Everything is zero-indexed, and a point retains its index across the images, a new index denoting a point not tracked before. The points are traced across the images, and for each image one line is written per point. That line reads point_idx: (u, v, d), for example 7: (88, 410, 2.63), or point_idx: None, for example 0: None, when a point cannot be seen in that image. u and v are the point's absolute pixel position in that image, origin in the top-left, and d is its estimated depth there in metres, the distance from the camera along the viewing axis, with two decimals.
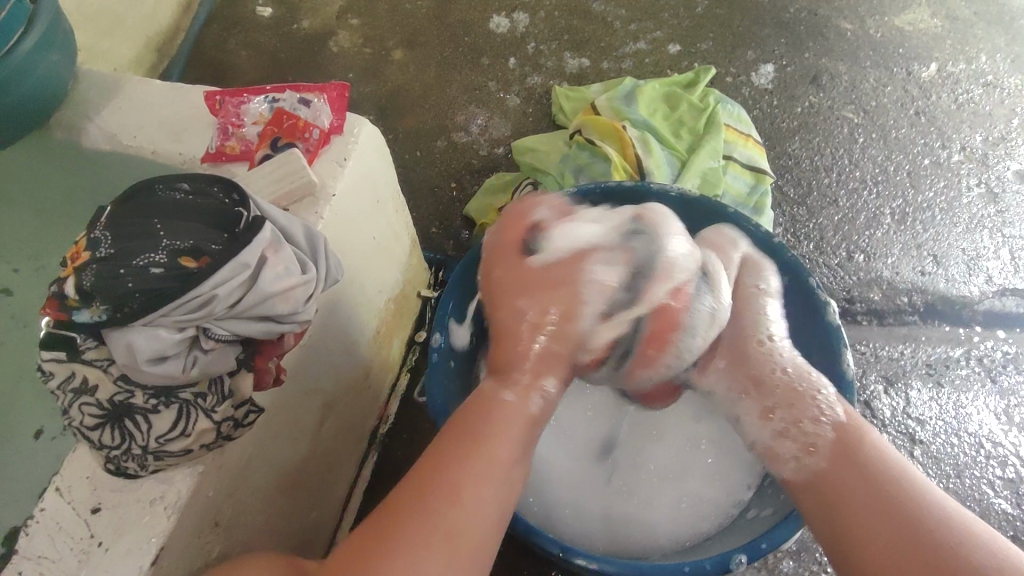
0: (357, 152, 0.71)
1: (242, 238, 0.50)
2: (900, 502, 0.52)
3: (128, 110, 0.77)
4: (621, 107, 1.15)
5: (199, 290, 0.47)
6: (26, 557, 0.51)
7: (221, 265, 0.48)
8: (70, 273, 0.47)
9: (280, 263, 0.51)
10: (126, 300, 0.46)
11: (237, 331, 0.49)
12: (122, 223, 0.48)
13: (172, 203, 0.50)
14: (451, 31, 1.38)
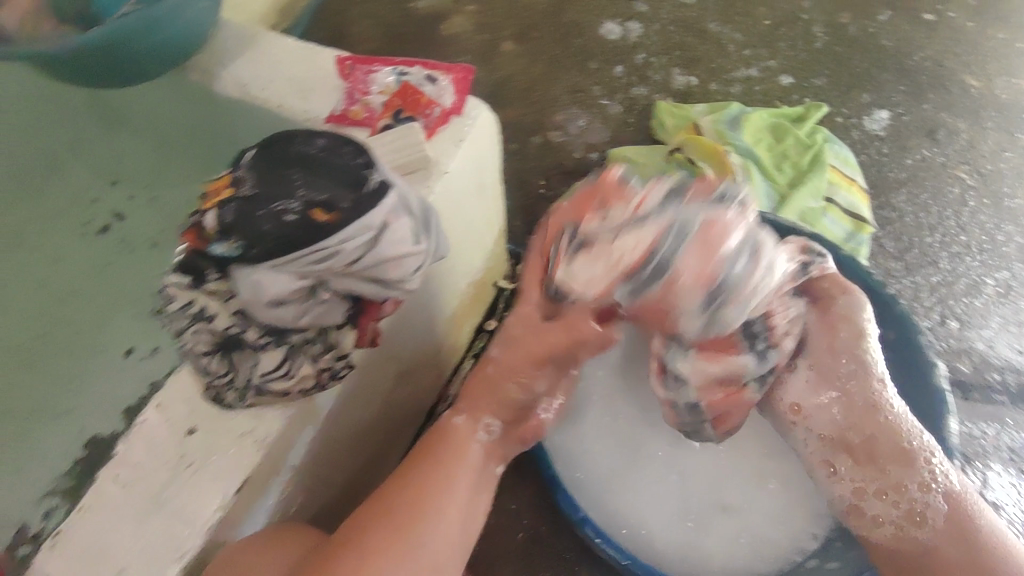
0: (471, 135, 0.72)
1: (371, 199, 0.51)
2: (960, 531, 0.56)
3: (261, 62, 0.81)
4: (726, 132, 1.13)
5: (329, 243, 0.49)
6: (121, 464, 0.54)
7: (348, 224, 0.49)
8: (210, 206, 0.50)
9: (398, 231, 0.52)
10: (258, 241, 0.48)
11: (350, 288, 0.52)
12: (263, 168, 0.51)
13: (308, 156, 0.52)
14: (564, 31, 1.39)
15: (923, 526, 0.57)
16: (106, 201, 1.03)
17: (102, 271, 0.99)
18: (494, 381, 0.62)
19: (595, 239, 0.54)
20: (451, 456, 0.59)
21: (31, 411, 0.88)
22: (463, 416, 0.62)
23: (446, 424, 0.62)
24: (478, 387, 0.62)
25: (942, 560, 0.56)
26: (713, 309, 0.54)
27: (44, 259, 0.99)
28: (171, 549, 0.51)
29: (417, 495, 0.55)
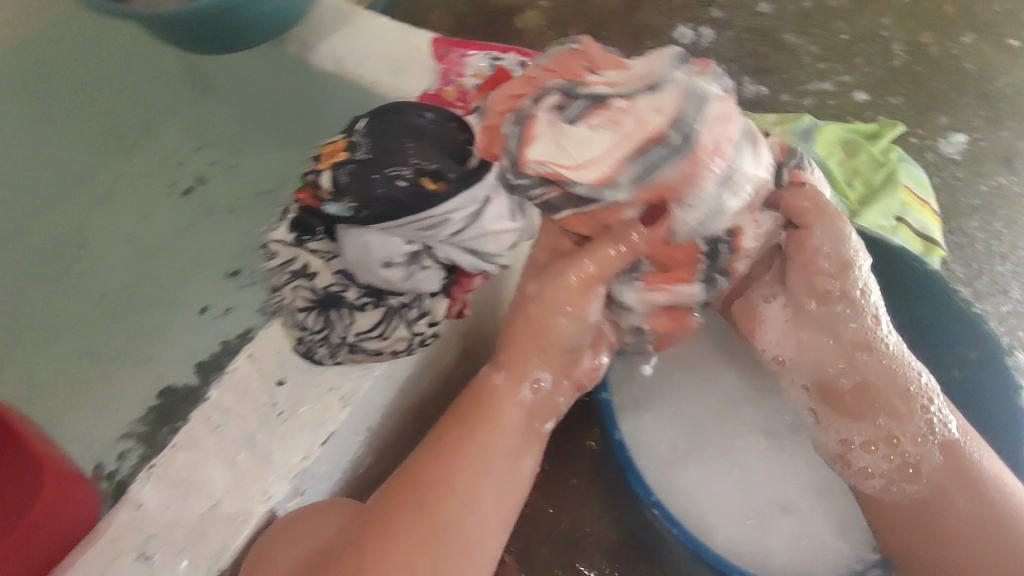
0: None
1: (477, 171, 0.52)
2: (960, 493, 0.56)
3: (357, 39, 0.83)
4: (799, 143, 1.10)
5: (434, 212, 0.50)
6: (215, 407, 0.57)
7: (456, 194, 0.51)
8: (326, 166, 0.52)
9: (501, 205, 0.53)
10: (371, 203, 0.50)
11: (451, 258, 0.54)
12: (379, 135, 0.53)
13: (419, 127, 0.54)
14: (636, 32, 1.39)
15: (933, 493, 0.57)
16: (189, 165, 1.07)
17: (183, 231, 1.03)
18: (537, 324, 0.56)
19: (596, 101, 0.46)
20: (482, 429, 0.55)
21: (112, 356, 0.92)
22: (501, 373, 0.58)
23: (485, 382, 0.58)
24: (516, 340, 0.58)
25: (941, 513, 0.56)
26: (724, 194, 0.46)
27: (129, 215, 1.04)
28: (255, 492, 0.53)
29: (443, 474, 0.52)
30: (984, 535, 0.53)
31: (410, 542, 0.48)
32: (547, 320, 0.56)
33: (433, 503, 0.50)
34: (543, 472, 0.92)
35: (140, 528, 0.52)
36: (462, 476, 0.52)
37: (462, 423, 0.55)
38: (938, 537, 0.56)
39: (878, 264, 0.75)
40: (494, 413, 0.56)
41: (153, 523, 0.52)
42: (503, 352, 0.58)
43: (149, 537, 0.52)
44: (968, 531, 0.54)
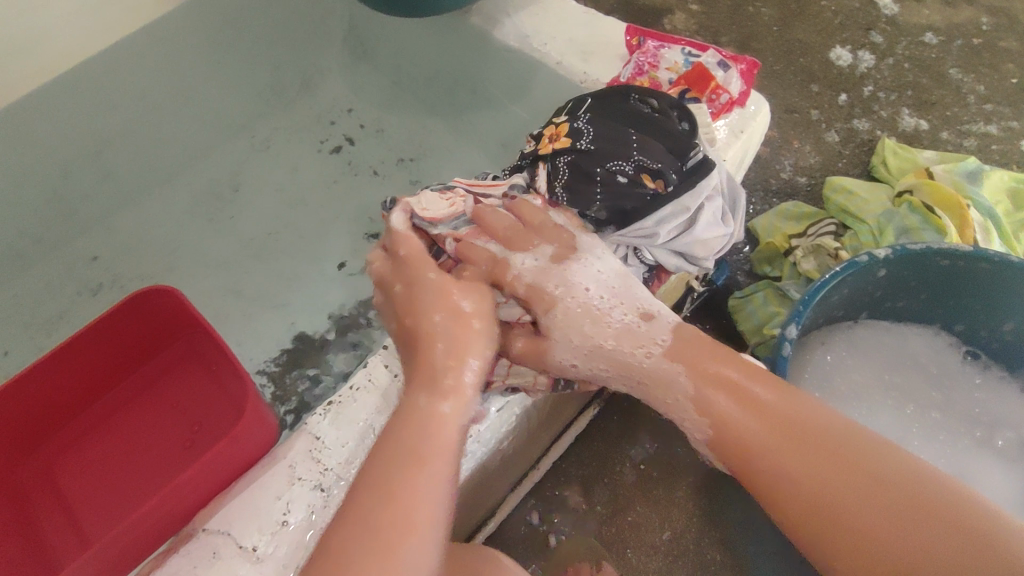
0: (750, 129, 0.73)
1: (691, 181, 0.56)
2: (751, 393, 0.51)
3: (544, 19, 0.84)
4: (965, 184, 1.04)
5: (643, 223, 0.57)
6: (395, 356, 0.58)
7: (670, 203, 0.56)
8: (552, 152, 0.58)
9: (711, 212, 0.58)
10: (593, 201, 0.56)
11: (658, 259, 0.60)
12: (603, 124, 0.57)
13: (649, 118, 0.58)
14: (788, 47, 1.35)
15: (737, 452, 0.50)
16: (340, 125, 1.11)
17: (328, 187, 1.06)
18: (427, 355, 0.53)
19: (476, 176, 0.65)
20: (427, 448, 0.49)
21: (254, 296, 0.97)
22: (439, 398, 0.51)
23: (428, 409, 0.51)
24: (428, 373, 0.52)
25: (770, 430, 0.49)
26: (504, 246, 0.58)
27: (281, 164, 1.07)
28: None
29: (389, 498, 0.46)
30: (807, 449, 0.47)
31: (373, 560, 0.43)
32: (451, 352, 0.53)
33: (393, 521, 0.45)
34: (649, 477, 0.91)
35: (318, 458, 0.53)
36: (411, 496, 0.46)
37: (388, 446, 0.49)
38: (796, 450, 0.47)
39: None
40: (431, 435, 0.49)
41: (331, 457, 0.53)
42: (449, 376, 0.52)
43: (327, 470, 0.53)
44: (796, 420, 0.48)
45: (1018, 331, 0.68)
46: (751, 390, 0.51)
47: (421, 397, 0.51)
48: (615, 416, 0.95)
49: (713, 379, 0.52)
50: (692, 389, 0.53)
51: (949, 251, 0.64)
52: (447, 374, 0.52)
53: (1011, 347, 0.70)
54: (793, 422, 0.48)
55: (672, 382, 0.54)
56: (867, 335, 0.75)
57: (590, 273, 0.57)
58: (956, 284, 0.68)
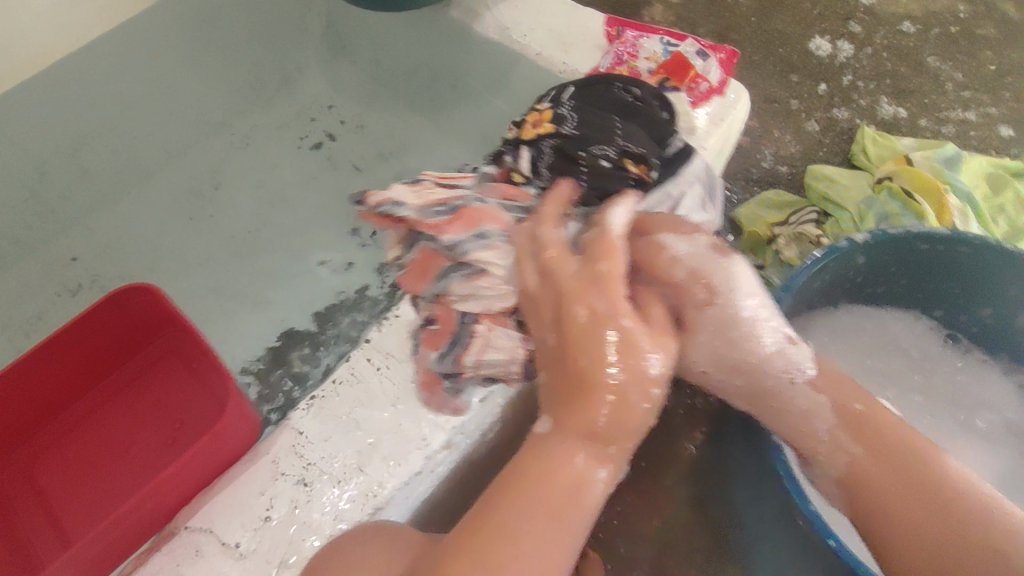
0: (731, 118, 0.72)
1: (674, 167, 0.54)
2: (909, 457, 0.52)
3: (523, 10, 0.83)
4: (944, 170, 1.06)
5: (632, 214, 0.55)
6: (377, 348, 0.56)
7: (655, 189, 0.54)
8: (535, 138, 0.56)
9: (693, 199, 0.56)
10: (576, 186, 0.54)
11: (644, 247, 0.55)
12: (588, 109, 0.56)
13: (634, 106, 0.57)
14: (768, 38, 1.35)
15: (870, 501, 0.52)
16: (321, 122, 1.10)
17: (310, 184, 1.05)
18: (592, 397, 0.47)
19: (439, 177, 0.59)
20: (567, 511, 0.45)
21: (237, 294, 0.96)
22: (596, 460, 0.47)
23: (583, 472, 0.47)
24: (586, 422, 0.47)
25: (914, 497, 0.50)
26: (483, 226, 0.52)
27: (262, 162, 1.06)
28: (414, 437, 0.53)
29: (513, 546, 0.43)
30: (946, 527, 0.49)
31: None
32: (615, 405, 0.46)
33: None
34: (637, 467, 0.91)
35: (301, 454, 0.52)
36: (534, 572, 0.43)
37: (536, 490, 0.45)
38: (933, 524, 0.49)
39: None
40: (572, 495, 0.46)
41: (314, 451, 0.53)
42: (614, 444, 0.48)
43: (311, 465, 0.52)
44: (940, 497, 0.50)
45: (997, 315, 0.69)
46: (907, 455, 0.52)
47: (580, 457, 0.47)
48: None
49: (872, 437, 0.53)
50: (832, 424, 0.55)
51: (926, 235, 0.64)
52: (611, 437, 0.47)
53: (993, 329, 0.71)
54: (944, 499, 0.50)
55: (813, 419, 0.55)
56: (850, 320, 0.75)
57: (753, 286, 0.53)
58: (937, 268, 0.68)
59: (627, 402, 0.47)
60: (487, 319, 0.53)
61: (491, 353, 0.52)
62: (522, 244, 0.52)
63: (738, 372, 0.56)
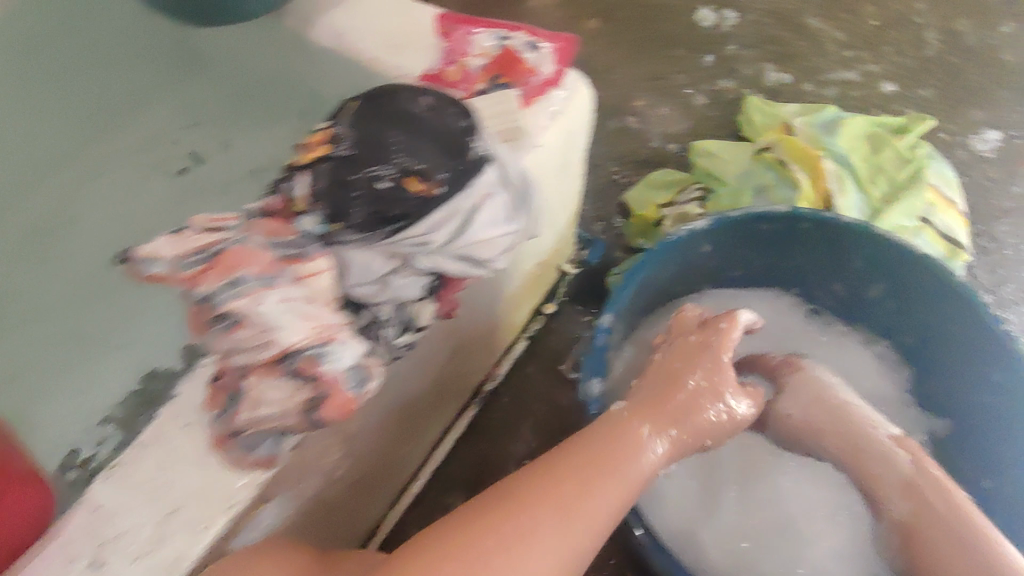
0: (568, 110, 0.68)
1: (455, 182, 0.47)
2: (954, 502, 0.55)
3: (355, 13, 0.77)
4: (820, 135, 1.06)
5: (414, 231, 0.45)
6: (182, 404, 0.52)
7: (441, 206, 0.46)
8: (305, 163, 0.47)
9: (491, 211, 0.49)
10: (348, 211, 0.45)
11: (438, 268, 0.48)
12: (361, 125, 0.48)
13: (415, 112, 0.49)
14: (653, 13, 1.33)
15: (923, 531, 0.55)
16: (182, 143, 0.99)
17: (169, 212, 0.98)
18: (673, 387, 0.58)
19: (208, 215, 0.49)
20: (622, 470, 0.50)
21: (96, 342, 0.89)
22: (656, 436, 0.54)
23: (647, 445, 0.53)
24: (663, 407, 0.55)
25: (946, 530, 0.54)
26: (238, 272, 0.44)
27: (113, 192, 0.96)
28: (219, 497, 0.49)
29: (578, 477, 0.48)
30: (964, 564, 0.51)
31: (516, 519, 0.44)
32: (685, 402, 0.56)
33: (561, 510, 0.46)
34: None
35: (100, 529, 0.49)
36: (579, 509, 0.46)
37: (609, 439, 0.52)
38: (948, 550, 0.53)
39: (896, 286, 0.65)
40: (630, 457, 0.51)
41: (113, 525, 0.49)
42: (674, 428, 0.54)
43: (106, 542, 0.48)
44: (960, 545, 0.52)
45: (845, 287, 0.69)
46: (951, 507, 0.55)
47: (647, 427, 0.54)
48: (497, 415, 0.95)
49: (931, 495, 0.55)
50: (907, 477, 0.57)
51: (766, 216, 0.63)
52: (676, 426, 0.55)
53: (844, 301, 0.71)
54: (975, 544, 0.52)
55: (892, 457, 0.58)
56: (714, 305, 0.74)
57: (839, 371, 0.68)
58: (787, 247, 0.67)
59: (690, 401, 0.56)
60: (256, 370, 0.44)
61: (262, 410, 0.44)
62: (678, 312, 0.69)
63: (829, 434, 0.61)
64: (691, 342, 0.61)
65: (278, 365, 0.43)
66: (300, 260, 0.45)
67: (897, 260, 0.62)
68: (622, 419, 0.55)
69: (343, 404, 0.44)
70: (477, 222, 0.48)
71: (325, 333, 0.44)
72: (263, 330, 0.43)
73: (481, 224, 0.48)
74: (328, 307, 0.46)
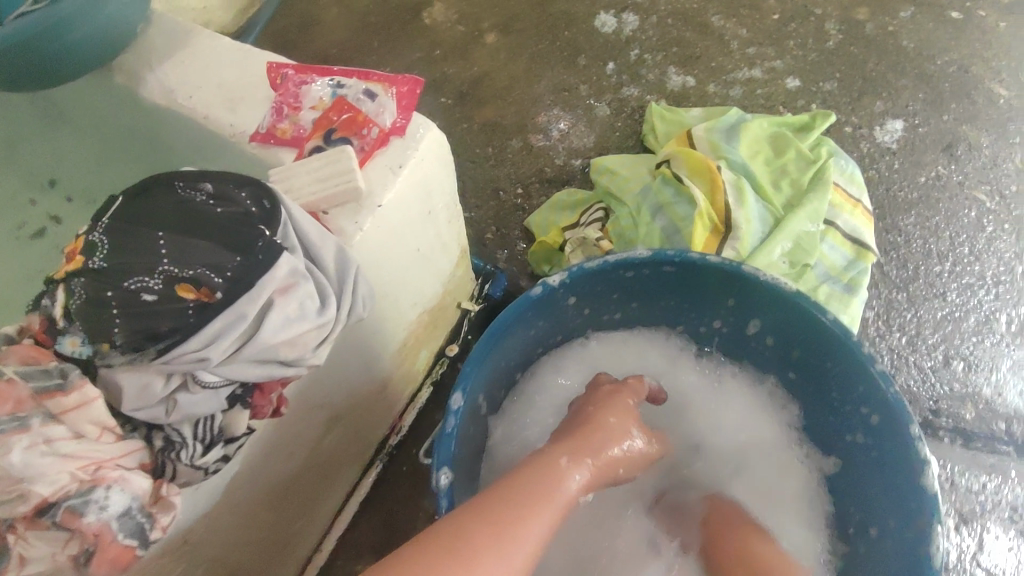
0: (414, 161, 0.62)
1: (236, 285, 0.43)
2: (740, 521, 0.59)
3: (189, 66, 0.70)
4: (720, 142, 1.02)
5: (189, 346, 0.41)
6: None
7: (219, 313, 0.42)
8: (63, 277, 0.43)
9: (291, 306, 0.45)
10: (106, 333, 0.41)
11: (232, 377, 0.43)
12: (123, 230, 0.43)
13: (193, 206, 0.45)
14: (552, 22, 1.28)
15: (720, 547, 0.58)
16: (38, 207, 0.91)
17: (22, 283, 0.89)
18: (594, 420, 0.58)
19: None
20: (542, 500, 0.49)
21: None
22: (575, 466, 0.53)
23: (566, 475, 0.52)
24: (582, 440, 0.55)
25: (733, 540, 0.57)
26: None
27: None
28: None
29: (497, 516, 0.47)
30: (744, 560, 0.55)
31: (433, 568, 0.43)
32: (604, 437, 0.56)
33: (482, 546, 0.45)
34: None
35: None
36: (501, 547, 0.45)
37: (528, 474, 0.51)
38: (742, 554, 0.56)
39: (774, 323, 0.62)
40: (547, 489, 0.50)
41: None
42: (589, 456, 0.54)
43: None
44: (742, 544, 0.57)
45: (726, 325, 0.67)
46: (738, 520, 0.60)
47: (565, 458, 0.53)
48: (405, 470, 0.89)
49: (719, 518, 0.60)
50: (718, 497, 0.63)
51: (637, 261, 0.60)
52: (594, 454, 0.54)
53: (731, 337, 0.68)
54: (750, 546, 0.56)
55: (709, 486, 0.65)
56: (602, 348, 0.70)
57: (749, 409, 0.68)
58: (668, 286, 0.64)
59: (604, 435, 0.56)
60: (16, 525, 0.39)
61: (27, 569, 0.40)
62: (606, 347, 0.71)
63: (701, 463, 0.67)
64: (608, 389, 0.62)
65: (39, 518, 0.39)
66: (61, 394, 0.41)
67: (775, 297, 0.60)
68: (543, 453, 0.54)
69: (119, 553, 0.40)
70: (274, 325, 0.44)
71: (92, 476, 0.40)
72: (15, 482, 0.38)
73: (280, 327, 0.44)
74: (103, 439, 0.42)
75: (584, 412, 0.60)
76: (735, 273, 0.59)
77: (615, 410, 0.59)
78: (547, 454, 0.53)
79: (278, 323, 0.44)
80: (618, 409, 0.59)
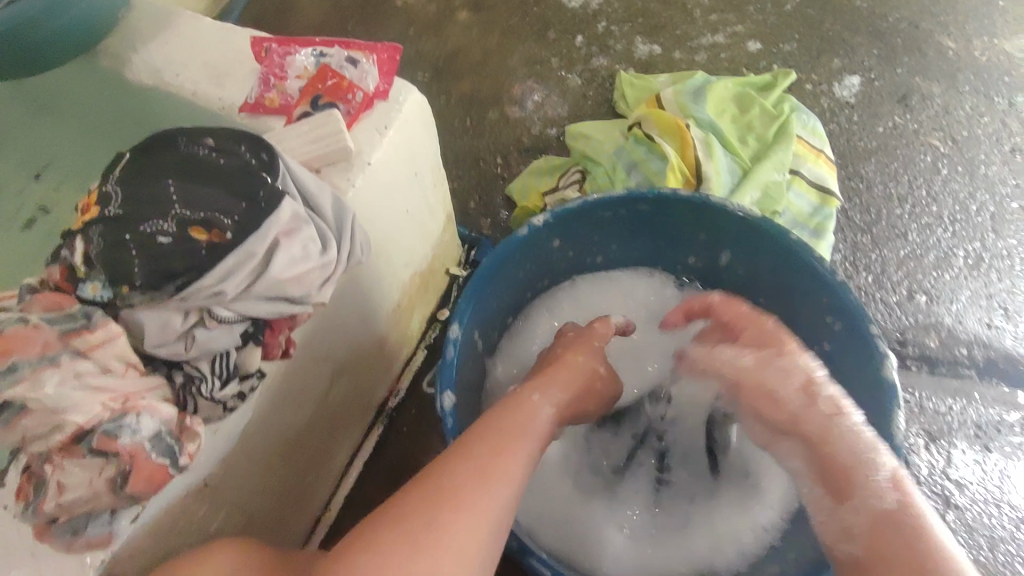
0: (399, 122, 0.66)
1: (244, 226, 0.46)
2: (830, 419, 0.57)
3: (174, 45, 0.73)
4: (689, 104, 1.06)
5: (204, 282, 0.45)
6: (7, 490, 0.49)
7: (230, 253, 0.45)
8: (80, 228, 0.46)
9: (296, 246, 0.48)
10: (127, 274, 0.44)
11: (245, 312, 0.47)
12: (135, 182, 0.47)
13: (198, 159, 0.48)
14: None
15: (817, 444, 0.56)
16: (29, 195, 0.93)
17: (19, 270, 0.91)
18: (560, 364, 0.63)
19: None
20: (525, 430, 0.54)
21: None
22: (546, 400, 0.58)
23: (537, 409, 0.57)
24: (553, 379, 0.61)
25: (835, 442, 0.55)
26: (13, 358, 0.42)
27: None
28: None
29: (488, 446, 0.52)
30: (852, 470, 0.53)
31: (434, 493, 0.47)
32: (569, 374, 0.62)
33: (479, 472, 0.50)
34: None
35: None
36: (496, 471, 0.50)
37: (510, 412, 0.56)
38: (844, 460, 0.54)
39: (744, 251, 0.68)
40: (527, 421, 0.55)
41: None
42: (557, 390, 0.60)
43: None
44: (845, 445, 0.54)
45: (702, 260, 0.73)
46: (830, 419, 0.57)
47: (535, 394, 0.58)
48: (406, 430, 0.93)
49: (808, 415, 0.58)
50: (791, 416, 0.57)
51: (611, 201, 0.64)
52: (567, 390, 0.61)
53: (706, 270, 0.74)
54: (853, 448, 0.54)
55: (804, 411, 0.57)
56: (587, 290, 0.76)
57: None
58: (646, 224, 0.69)
59: (571, 374, 0.62)
60: (54, 455, 0.43)
61: (66, 496, 0.43)
62: (587, 287, 0.76)
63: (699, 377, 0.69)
64: (577, 332, 0.69)
65: (76, 445, 0.42)
66: (87, 331, 0.44)
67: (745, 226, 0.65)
68: (517, 394, 0.59)
69: (153, 473, 0.44)
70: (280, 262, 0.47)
71: (123, 405, 0.43)
72: (53, 412, 0.42)
73: (287, 266, 0.48)
74: (129, 374, 0.45)
75: (554, 358, 0.65)
76: (705, 206, 0.64)
77: (579, 352, 0.65)
78: (520, 395, 0.58)
79: (286, 262, 0.48)
80: (585, 350, 0.65)
